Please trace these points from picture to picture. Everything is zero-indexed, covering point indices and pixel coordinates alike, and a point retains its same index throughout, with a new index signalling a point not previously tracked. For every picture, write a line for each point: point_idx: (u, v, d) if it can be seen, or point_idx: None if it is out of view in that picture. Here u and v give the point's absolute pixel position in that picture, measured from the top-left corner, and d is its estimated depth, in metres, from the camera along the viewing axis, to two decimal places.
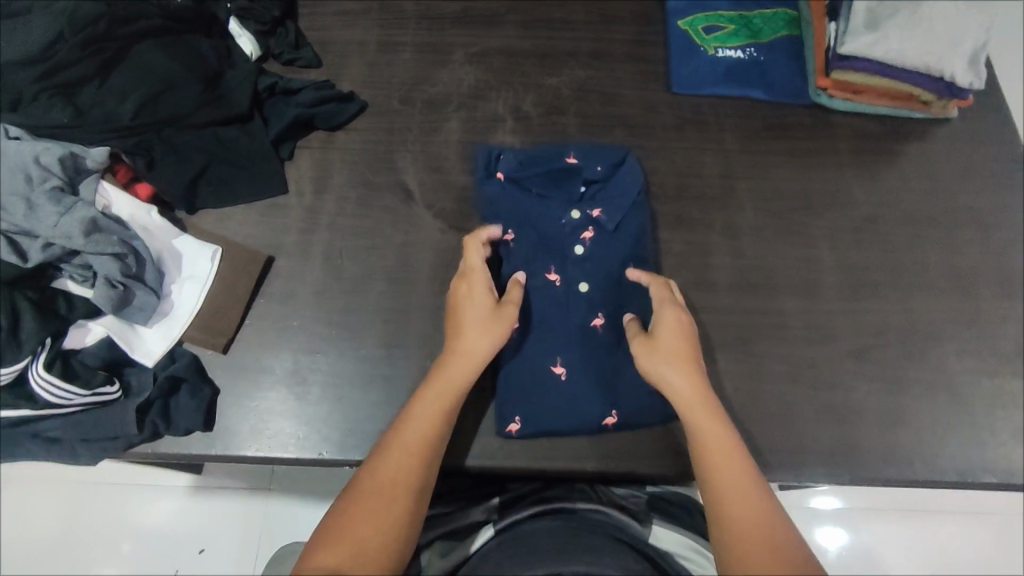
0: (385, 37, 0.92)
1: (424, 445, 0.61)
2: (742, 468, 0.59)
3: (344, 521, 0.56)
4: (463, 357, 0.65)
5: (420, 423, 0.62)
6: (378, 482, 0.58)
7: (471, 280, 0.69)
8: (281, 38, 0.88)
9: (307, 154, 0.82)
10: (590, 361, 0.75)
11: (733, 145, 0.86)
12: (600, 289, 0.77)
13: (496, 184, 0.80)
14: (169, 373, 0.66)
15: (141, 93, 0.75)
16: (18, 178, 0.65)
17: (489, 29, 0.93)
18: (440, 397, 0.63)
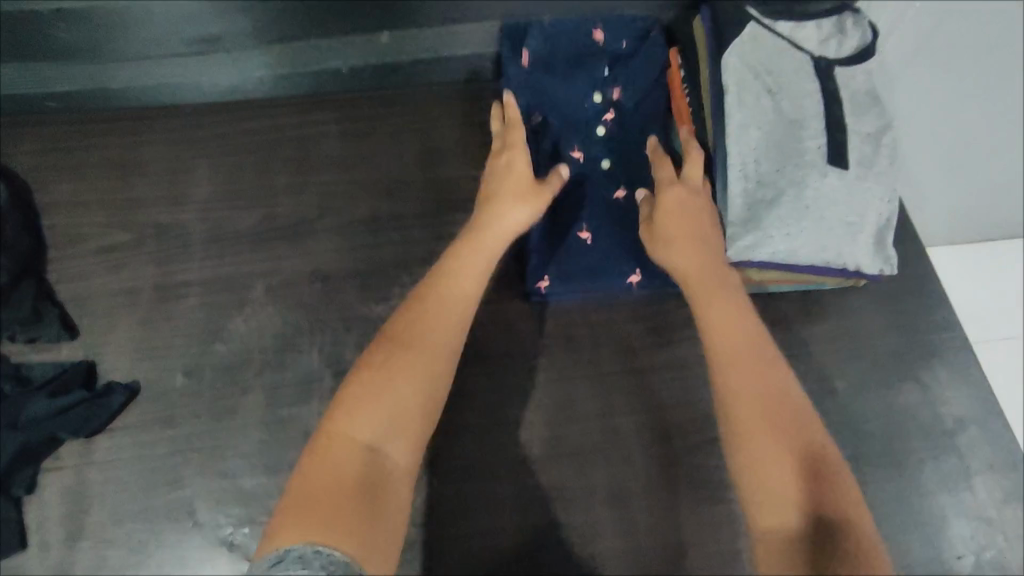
0: (163, 278, 0.72)
1: (440, 367, 0.55)
2: (766, 372, 0.53)
3: (379, 384, 0.52)
4: (492, 241, 0.64)
5: (418, 364, 0.54)
6: (381, 376, 0.53)
7: (512, 158, 0.68)
8: (11, 313, 0.67)
9: (53, 478, 0.61)
10: (620, 231, 0.73)
11: (613, 367, 0.70)
12: (619, 164, 0.76)
13: (519, 66, 0.77)
14: None
15: None
16: None
17: (300, 244, 0.74)
18: (474, 266, 0.62)
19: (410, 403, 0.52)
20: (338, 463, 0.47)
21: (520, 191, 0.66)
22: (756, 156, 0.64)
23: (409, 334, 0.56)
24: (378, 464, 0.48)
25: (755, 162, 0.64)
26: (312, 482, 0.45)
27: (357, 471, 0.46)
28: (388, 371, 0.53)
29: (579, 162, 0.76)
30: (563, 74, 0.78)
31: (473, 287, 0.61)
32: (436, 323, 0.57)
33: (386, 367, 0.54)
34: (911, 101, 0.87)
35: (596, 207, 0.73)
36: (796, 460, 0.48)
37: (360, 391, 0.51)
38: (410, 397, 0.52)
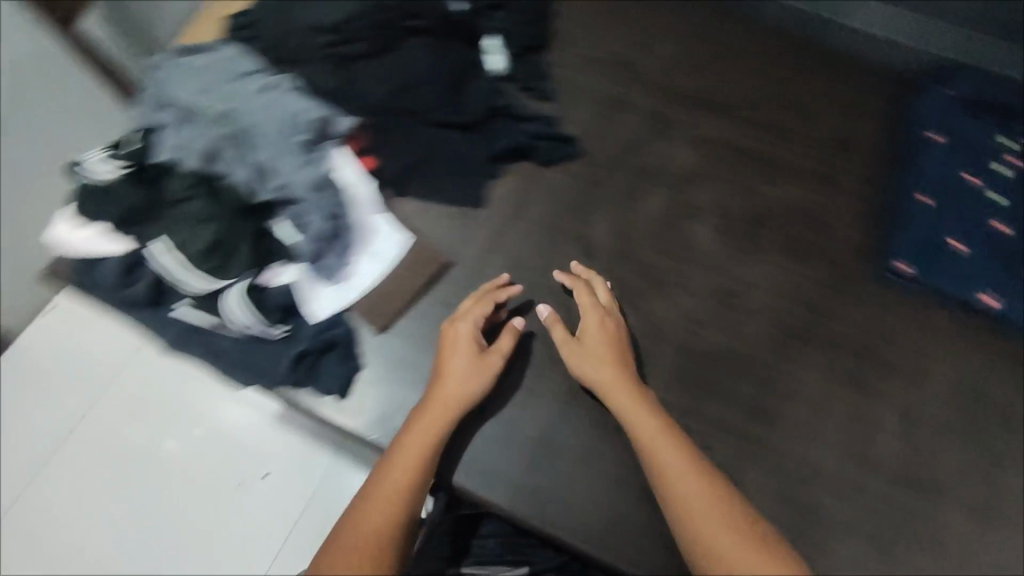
0: (620, 93, 0.92)
1: (400, 509, 0.58)
2: (668, 460, 0.60)
3: (362, 520, 0.57)
4: (442, 407, 0.65)
5: (379, 516, 0.57)
6: (364, 532, 0.56)
7: (451, 377, 0.67)
8: (528, 65, 0.91)
9: (512, 178, 0.84)
10: (991, 248, 0.79)
11: (944, 324, 0.78)
12: (1012, 203, 0.82)
13: (937, 96, 0.90)
14: (329, 336, 0.72)
15: (396, 83, 0.80)
16: (278, 124, 0.73)
17: (720, 120, 0.91)
18: (436, 417, 0.65)
19: (375, 542, 0.55)
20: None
21: (467, 369, 0.68)
22: None
23: (378, 495, 0.59)
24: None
25: None
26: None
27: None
28: (373, 544, 0.55)
29: (973, 187, 0.83)
30: (976, 117, 0.88)
31: (443, 426, 0.64)
32: (394, 479, 0.60)
33: (363, 514, 0.57)
34: None
35: (971, 228, 0.81)
36: (738, 541, 0.54)
37: (345, 553, 0.55)
38: (381, 552, 0.55)
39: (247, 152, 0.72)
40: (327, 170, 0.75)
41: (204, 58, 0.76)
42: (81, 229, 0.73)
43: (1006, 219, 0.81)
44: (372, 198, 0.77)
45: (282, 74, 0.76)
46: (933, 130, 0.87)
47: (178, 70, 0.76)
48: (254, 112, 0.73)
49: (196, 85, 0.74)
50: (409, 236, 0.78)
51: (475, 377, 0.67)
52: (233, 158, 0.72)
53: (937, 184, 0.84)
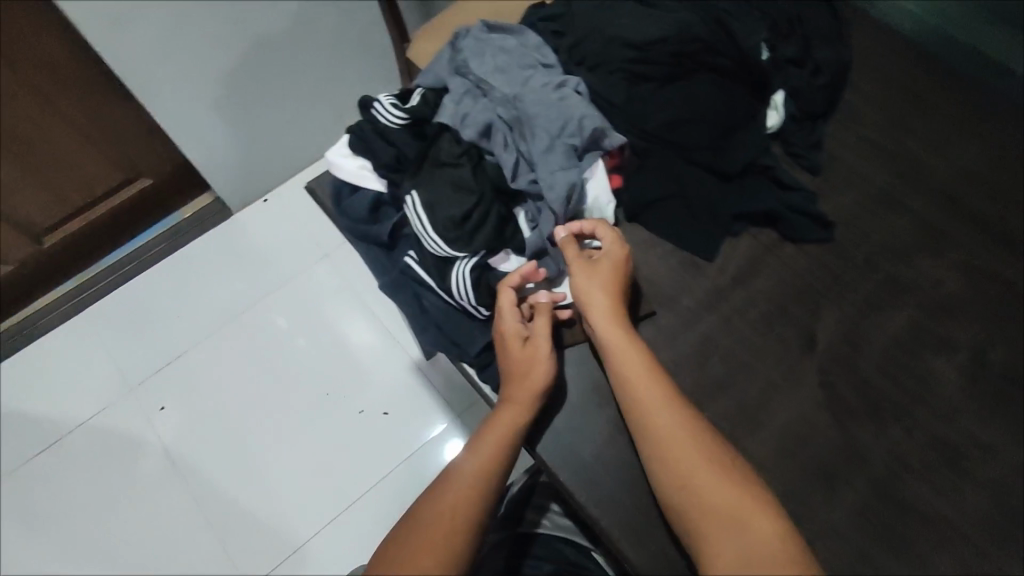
0: (897, 190, 0.84)
1: (472, 498, 0.61)
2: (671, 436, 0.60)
3: (438, 507, 0.60)
4: (519, 408, 0.67)
5: (453, 503, 0.60)
6: (431, 514, 0.60)
7: (508, 353, 0.68)
8: (804, 132, 0.86)
9: (750, 243, 0.80)
10: None
11: None
12: None
13: None
14: None
15: (675, 114, 0.79)
16: (555, 122, 0.74)
17: (1010, 255, 0.79)
18: (511, 414, 0.66)
19: (444, 528, 0.59)
20: (409, 552, 0.57)
21: (519, 351, 0.68)
22: None
23: (451, 484, 0.62)
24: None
25: None
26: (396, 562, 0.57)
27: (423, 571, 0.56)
28: (443, 530, 0.59)
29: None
30: None
31: (513, 417, 0.66)
32: (464, 472, 0.63)
33: (438, 496, 0.61)
34: None
35: None
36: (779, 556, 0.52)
37: (415, 531, 0.59)
38: (450, 536, 0.58)
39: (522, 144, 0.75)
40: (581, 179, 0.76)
41: (512, 42, 0.81)
42: (354, 158, 0.81)
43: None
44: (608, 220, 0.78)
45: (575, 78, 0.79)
46: None
47: (485, 41, 0.80)
48: (542, 105, 0.75)
49: (497, 63, 0.78)
50: None
51: (534, 372, 0.67)
52: (508, 142, 0.75)
53: None
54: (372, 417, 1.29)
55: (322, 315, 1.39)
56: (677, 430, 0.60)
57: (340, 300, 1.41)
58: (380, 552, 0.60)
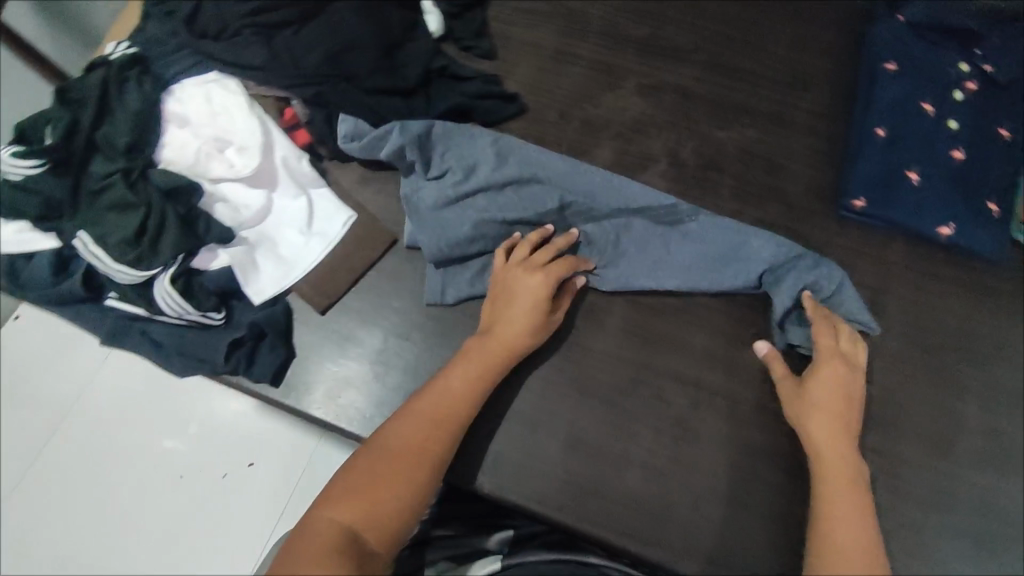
0: (564, 45, 0.89)
1: (430, 439, 0.60)
2: (826, 460, 0.61)
3: (405, 437, 0.60)
4: (496, 346, 0.65)
5: (418, 437, 0.60)
6: (398, 447, 0.59)
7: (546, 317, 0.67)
8: (466, 23, 0.88)
9: None
10: (948, 176, 0.78)
11: (898, 259, 0.77)
12: (967, 130, 0.80)
13: (896, 23, 0.86)
14: (256, 322, 0.70)
15: (327, 47, 0.76)
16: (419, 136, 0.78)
17: (672, 66, 0.88)
18: (491, 343, 0.65)
19: (402, 459, 0.58)
20: (367, 480, 0.57)
21: (535, 306, 0.66)
22: None
23: (420, 415, 0.61)
24: (389, 519, 0.56)
25: None
26: (352, 490, 0.56)
27: (383, 504, 0.56)
28: (401, 464, 0.58)
29: (927, 116, 0.81)
30: (933, 43, 0.85)
31: (499, 344, 0.65)
32: (431, 402, 0.62)
33: (410, 420, 0.61)
34: None
35: (928, 156, 0.79)
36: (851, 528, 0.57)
37: (381, 459, 0.58)
38: (411, 472, 0.58)
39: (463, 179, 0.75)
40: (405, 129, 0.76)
41: (134, 50, 0.75)
42: (7, 224, 0.71)
43: (958, 148, 0.80)
44: (309, 172, 0.76)
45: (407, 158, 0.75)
46: (887, 61, 0.84)
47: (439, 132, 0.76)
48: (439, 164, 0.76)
49: (440, 147, 0.76)
50: (351, 215, 0.76)
51: (519, 304, 0.66)
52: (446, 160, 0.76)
53: (893, 117, 0.81)
54: (240, 476, 1.04)
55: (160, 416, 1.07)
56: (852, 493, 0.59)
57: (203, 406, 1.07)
58: (341, 473, 0.59)
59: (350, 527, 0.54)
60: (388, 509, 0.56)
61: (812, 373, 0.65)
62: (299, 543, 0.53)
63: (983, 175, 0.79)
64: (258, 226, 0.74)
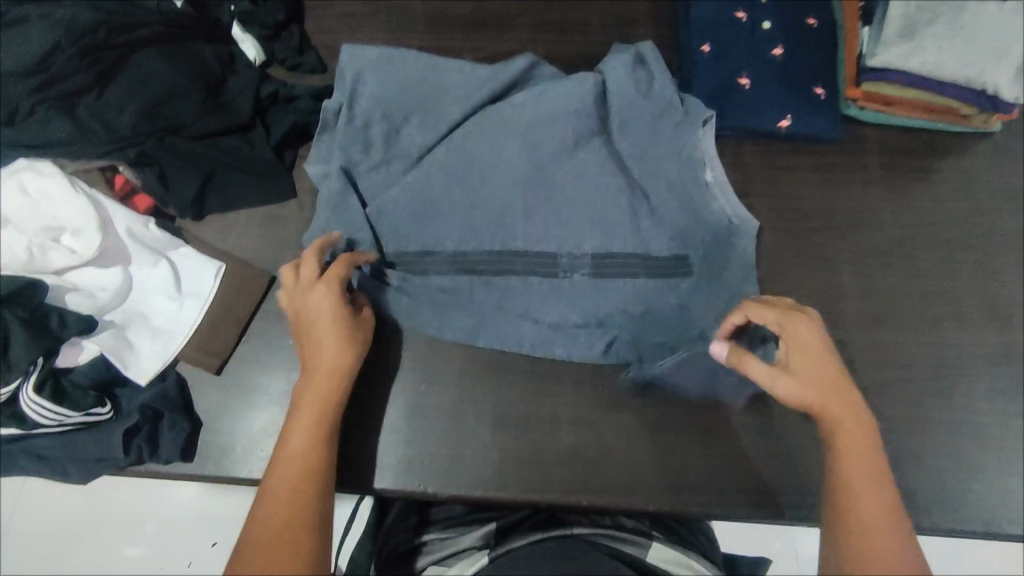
0: (392, 41, 0.88)
1: (319, 425, 0.60)
2: (837, 420, 0.58)
3: (251, 518, 0.56)
4: (317, 398, 0.61)
5: (296, 458, 0.58)
6: (274, 490, 0.57)
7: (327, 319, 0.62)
8: (286, 42, 0.84)
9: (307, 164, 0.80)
10: (774, 74, 0.83)
11: (752, 160, 0.82)
12: (781, 26, 0.85)
13: None
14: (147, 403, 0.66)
15: (139, 104, 0.72)
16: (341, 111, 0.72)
17: (502, 36, 0.89)
18: (318, 388, 0.61)
19: (288, 525, 0.55)
20: (258, 541, 0.54)
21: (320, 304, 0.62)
22: None
23: (273, 478, 0.57)
24: (302, 543, 0.55)
25: None
26: (272, 505, 0.56)
27: (285, 560, 0.53)
28: (291, 495, 0.56)
29: (743, 23, 0.85)
30: None
31: (318, 418, 0.60)
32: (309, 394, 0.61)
33: (268, 486, 0.57)
34: None
35: (752, 59, 0.83)
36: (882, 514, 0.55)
37: (257, 524, 0.55)
38: (300, 505, 0.56)
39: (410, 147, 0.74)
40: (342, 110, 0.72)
41: None
42: None
43: (777, 45, 0.84)
44: (162, 236, 0.73)
45: (341, 131, 0.72)
46: None
47: (374, 83, 0.74)
48: (388, 138, 0.74)
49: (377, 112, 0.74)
50: (219, 264, 0.73)
51: (327, 321, 0.62)
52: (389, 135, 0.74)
53: (715, 31, 0.85)
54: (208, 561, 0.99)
55: (106, 530, 1.00)
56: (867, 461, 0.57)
57: (154, 507, 1.00)
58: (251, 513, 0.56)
59: None
60: (285, 565, 0.53)
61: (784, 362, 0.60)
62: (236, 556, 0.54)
63: (804, 63, 0.83)
64: (121, 305, 0.70)
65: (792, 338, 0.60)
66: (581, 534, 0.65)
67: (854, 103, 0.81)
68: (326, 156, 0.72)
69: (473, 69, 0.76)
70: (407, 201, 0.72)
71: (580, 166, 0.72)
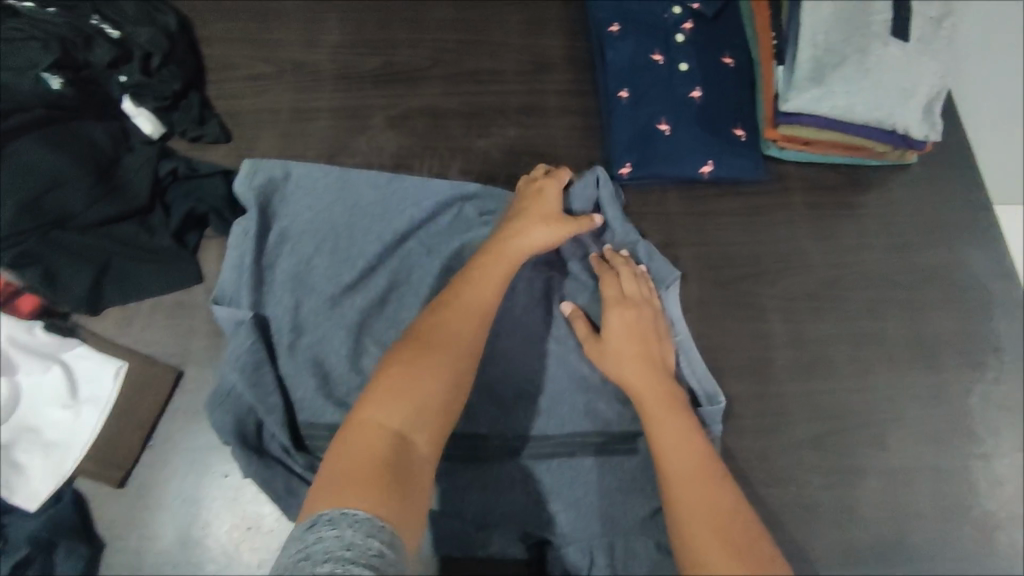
0: (301, 103, 0.84)
1: (478, 319, 0.57)
2: (632, 378, 0.62)
3: (399, 370, 0.52)
4: (506, 261, 0.62)
5: (448, 339, 0.55)
6: (425, 345, 0.54)
7: (546, 189, 0.69)
8: (184, 112, 0.79)
9: (214, 244, 0.76)
10: (693, 117, 0.82)
11: (676, 207, 0.80)
12: (698, 67, 0.84)
13: None
14: (37, 534, 0.60)
15: (19, 197, 0.67)
16: (245, 240, 0.71)
17: (417, 90, 0.85)
18: (499, 257, 0.62)
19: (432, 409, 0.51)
20: (396, 387, 0.51)
21: (553, 216, 0.66)
22: (828, 27, 0.74)
23: (431, 340, 0.54)
24: (436, 420, 0.51)
25: (825, 34, 0.73)
26: (416, 372, 0.52)
27: (415, 411, 0.50)
28: (435, 362, 0.53)
29: (659, 66, 0.84)
30: None
31: (489, 299, 0.59)
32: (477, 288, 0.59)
33: (426, 343, 0.54)
34: (998, 13, 0.89)
35: (670, 103, 0.82)
36: (720, 548, 0.49)
37: (403, 366, 0.52)
38: (451, 364, 0.53)
39: (330, 278, 0.72)
40: (249, 234, 0.71)
41: None
42: None
43: (694, 87, 0.83)
44: (50, 340, 0.67)
45: (245, 260, 0.70)
46: (610, 23, 0.85)
47: (286, 211, 0.74)
48: (303, 267, 0.72)
49: (288, 242, 0.73)
50: (119, 363, 0.67)
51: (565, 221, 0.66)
52: (304, 264, 0.72)
53: (631, 76, 0.83)
54: None
55: None
56: (692, 469, 0.55)
57: None
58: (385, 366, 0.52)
59: (394, 444, 0.48)
60: (426, 407, 0.51)
61: (600, 348, 0.65)
62: (347, 439, 0.48)
63: (721, 105, 0.83)
64: (5, 421, 0.64)
65: (611, 321, 0.66)
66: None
67: (774, 143, 0.81)
68: (234, 299, 0.70)
69: (396, 189, 0.75)
70: (327, 345, 0.70)
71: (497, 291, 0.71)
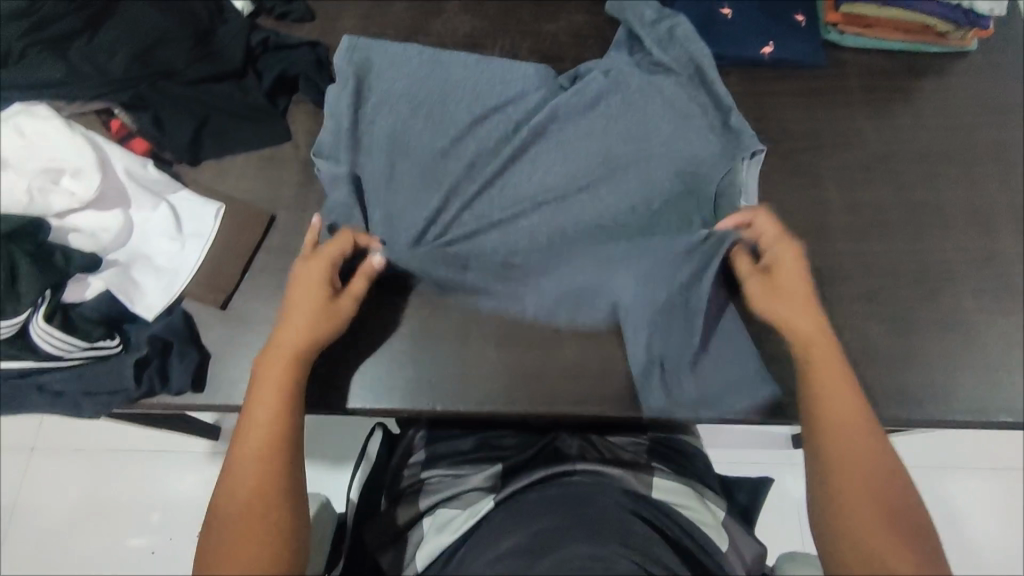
0: None
1: (290, 377, 0.63)
2: (844, 412, 0.62)
3: (215, 511, 0.58)
4: (281, 361, 0.63)
5: (265, 433, 0.60)
6: (247, 445, 0.60)
7: (309, 275, 0.68)
8: None
9: (301, 108, 0.81)
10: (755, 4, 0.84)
11: (737, 87, 0.83)
12: None
13: None
14: (154, 337, 0.67)
15: (132, 48, 0.73)
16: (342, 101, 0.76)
17: None
18: (283, 370, 0.63)
19: (278, 445, 0.60)
20: (240, 508, 0.58)
21: (314, 303, 0.66)
22: None
23: (248, 458, 0.59)
24: (268, 477, 0.59)
25: None
26: (239, 513, 0.57)
27: (240, 498, 0.58)
28: (262, 453, 0.59)
29: None
30: None
31: (288, 387, 0.63)
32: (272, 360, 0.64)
33: (241, 450, 0.60)
34: None
35: None
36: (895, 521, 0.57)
37: (244, 465, 0.59)
38: (277, 466, 0.59)
39: (420, 139, 0.76)
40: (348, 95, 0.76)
41: None
42: None
43: None
44: (159, 179, 0.74)
45: (340, 119, 0.76)
46: None
47: (383, 77, 0.78)
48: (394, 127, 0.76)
49: (384, 105, 0.77)
50: (218, 205, 0.74)
51: (315, 290, 0.67)
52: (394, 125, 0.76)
53: None
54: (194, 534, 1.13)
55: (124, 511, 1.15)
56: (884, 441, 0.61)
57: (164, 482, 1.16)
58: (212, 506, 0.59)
59: None
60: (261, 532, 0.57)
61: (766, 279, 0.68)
62: (212, 559, 0.56)
63: None
64: (124, 245, 0.71)
65: (776, 256, 0.69)
66: (584, 473, 0.68)
67: (835, 28, 0.83)
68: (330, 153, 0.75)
69: (483, 68, 0.80)
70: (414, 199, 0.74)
71: (573, 161, 0.76)
